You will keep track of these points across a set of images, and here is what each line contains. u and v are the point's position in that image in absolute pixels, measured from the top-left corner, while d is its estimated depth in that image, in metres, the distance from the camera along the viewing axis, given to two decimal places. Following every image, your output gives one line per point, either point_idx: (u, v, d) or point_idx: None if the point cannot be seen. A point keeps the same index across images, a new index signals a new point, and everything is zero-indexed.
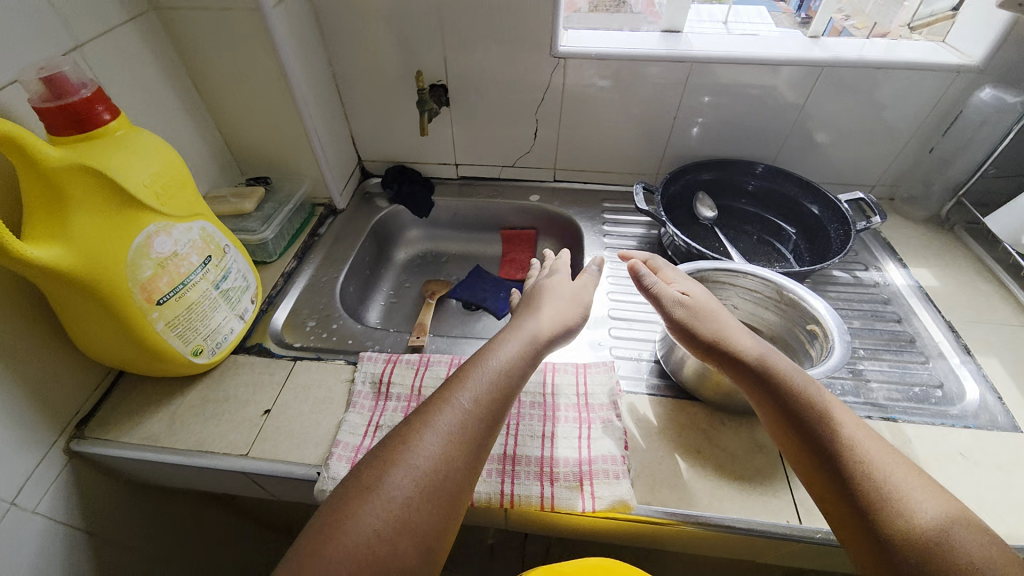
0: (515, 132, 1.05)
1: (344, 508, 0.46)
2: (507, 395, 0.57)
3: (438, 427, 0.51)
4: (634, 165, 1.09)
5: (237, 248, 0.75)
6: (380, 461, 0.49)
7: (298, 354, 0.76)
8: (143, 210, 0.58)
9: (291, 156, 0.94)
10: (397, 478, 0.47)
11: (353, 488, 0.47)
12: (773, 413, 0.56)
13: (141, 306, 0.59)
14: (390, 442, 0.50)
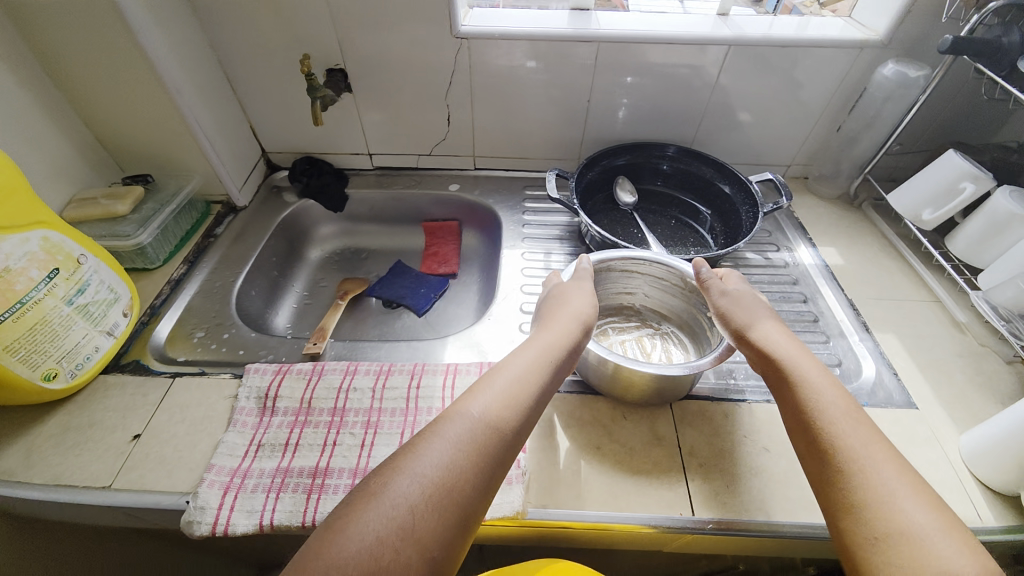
0: (427, 119, 0.99)
1: (365, 498, 0.42)
2: (535, 409, 0.52)
3: (451, 434, 0.46)
4: (554, 150, 1.05)
5: (98, 257, 0.67)
6: (404, 454, 0.45)
7: (181, 370, 0.70)
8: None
9: (175, 151, 0.86)
10: (421, 475, 0.43)
11: (382, 479, 0.43)
12: (783, 395, 0.55)
13: None
14: (426, 432, 0.47)
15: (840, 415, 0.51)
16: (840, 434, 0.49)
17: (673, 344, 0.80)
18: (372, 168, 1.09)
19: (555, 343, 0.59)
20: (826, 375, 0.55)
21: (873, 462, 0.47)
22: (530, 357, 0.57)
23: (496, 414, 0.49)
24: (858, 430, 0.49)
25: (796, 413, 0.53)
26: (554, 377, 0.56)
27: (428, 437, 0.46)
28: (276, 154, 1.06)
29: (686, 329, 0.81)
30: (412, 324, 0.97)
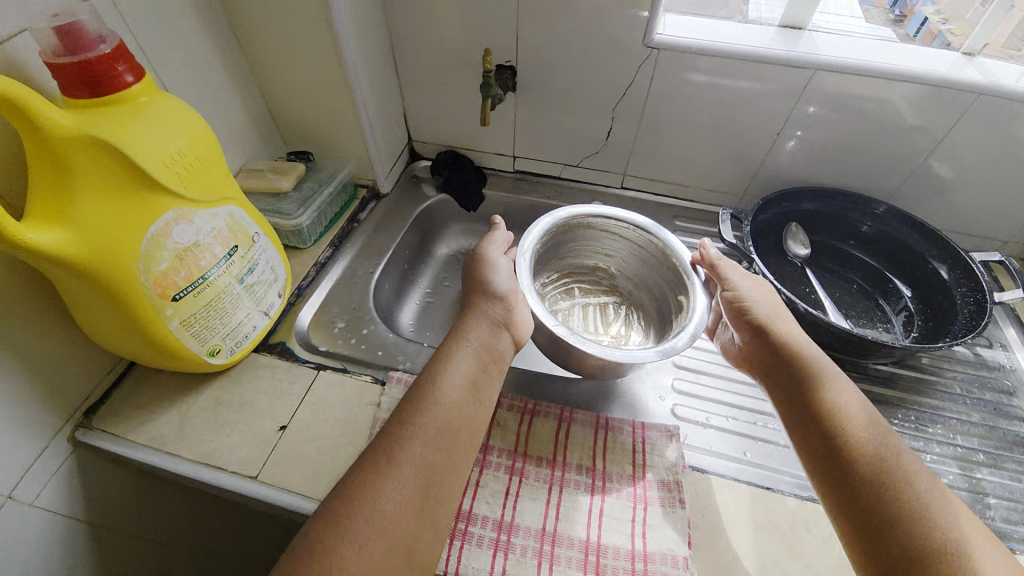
0: (586, 129, 0.91)
1: (358, 476, 0.46)
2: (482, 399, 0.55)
3: (422, 425, 0.50)
4: (717, 182, 0.94)
5: (266, 234, 0.66)
6: (389, 434, 0.50)
7: (324, 363, 0.68)
8: (163, 193, 0.49)
9: (336, 131, 0.84)
10: (411, 453, 0.48)
11: (359, 467, 0.47)
12: (813, 433, 0.54)
13: (154, 302, 0.51)
14: (398, 413, 0.51)
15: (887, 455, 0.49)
16: (898, 480, 0.48)
17: (633, 318, 0.83)
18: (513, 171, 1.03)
19: (484, 330, 0.60)
20: (858, 405, 0.54)
21: (928, 500, 0.46)
22: (472, 342, 0.59)
23: (450, 399, 0.53)
24: (921, 475, 0.48)
25: (835, 454, 0.51)
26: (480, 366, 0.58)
27: (410, 422, 0.50)
28: (421, 144, 1.03)
29: (654, 310, 0.81)
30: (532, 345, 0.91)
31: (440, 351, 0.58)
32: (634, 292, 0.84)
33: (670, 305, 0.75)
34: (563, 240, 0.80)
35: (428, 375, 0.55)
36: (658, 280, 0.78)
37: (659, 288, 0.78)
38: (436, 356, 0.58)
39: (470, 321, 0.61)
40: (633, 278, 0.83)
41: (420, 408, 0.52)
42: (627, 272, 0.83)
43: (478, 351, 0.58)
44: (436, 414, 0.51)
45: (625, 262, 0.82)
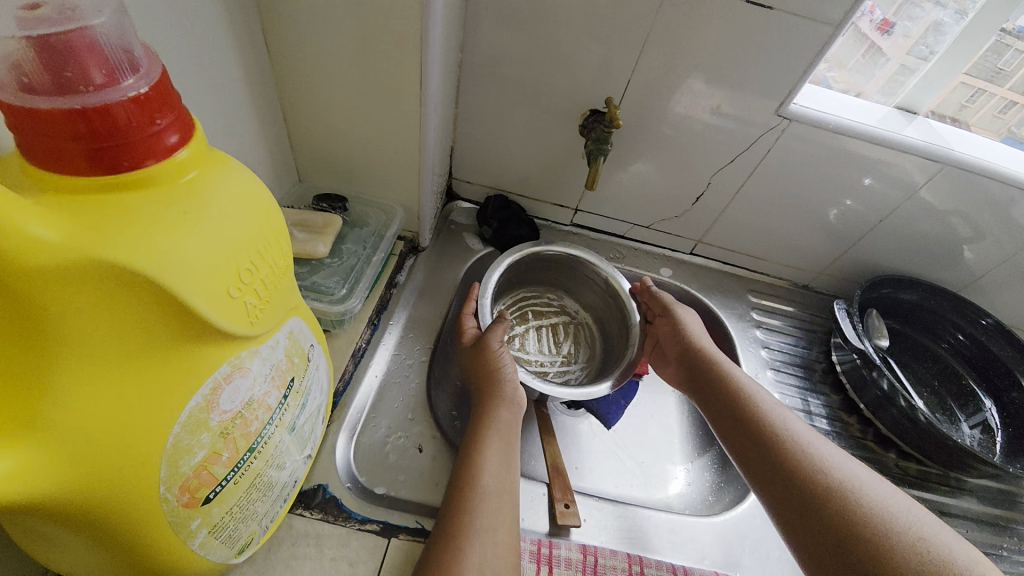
0: (672, 189, 0.79)
1: (436, 559, 0.43)
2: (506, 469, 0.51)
3: (447, 522, 0.46)
4: (797, 258, 0.86)
5: (318, 340, 0.44)
6: (453, 509, 0.47)
7: (393, 521, 0.48)
8: (213, 338, 0.27)
9: (383, 171, 0.63)
10: (480, 524, 0.45)
11: (441, 541, 0.44)
12: (745, 447, 0.55)
13: (176, 517, 0.29)
14: (454, 495, 0.48)
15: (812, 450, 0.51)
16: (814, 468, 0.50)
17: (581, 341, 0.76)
18: (570, 224, 0.88)
19: (512, 407, 0.57)
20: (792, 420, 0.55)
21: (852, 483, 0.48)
22: (506, 420, 0.56)
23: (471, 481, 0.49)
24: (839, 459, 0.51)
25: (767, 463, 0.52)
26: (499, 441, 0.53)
27: (471, 492, 0.48)
28: (463, 181, 0.83)
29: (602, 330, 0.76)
30: (600, 440, 0.75)
31: (475, 437, 0.54)
32: (589, 317, 0.77)
33: (622, 329, 0.70)
34: (519, 269, 0.73)
35: (468, 458, 0.52)
36: (614, 310, 0.72)
37: (612, 310, 0.72)
38: (473, 440, 0.54)
39: (498, 401, 0.57)
40: (583, 301, 0.77)
41: (474, 481, 0.49)
42: (579, 296, 0.77)
43: (501, 428, 0.55)
44: (490, 485, 0.49)
45: (578, 287, 0.76)
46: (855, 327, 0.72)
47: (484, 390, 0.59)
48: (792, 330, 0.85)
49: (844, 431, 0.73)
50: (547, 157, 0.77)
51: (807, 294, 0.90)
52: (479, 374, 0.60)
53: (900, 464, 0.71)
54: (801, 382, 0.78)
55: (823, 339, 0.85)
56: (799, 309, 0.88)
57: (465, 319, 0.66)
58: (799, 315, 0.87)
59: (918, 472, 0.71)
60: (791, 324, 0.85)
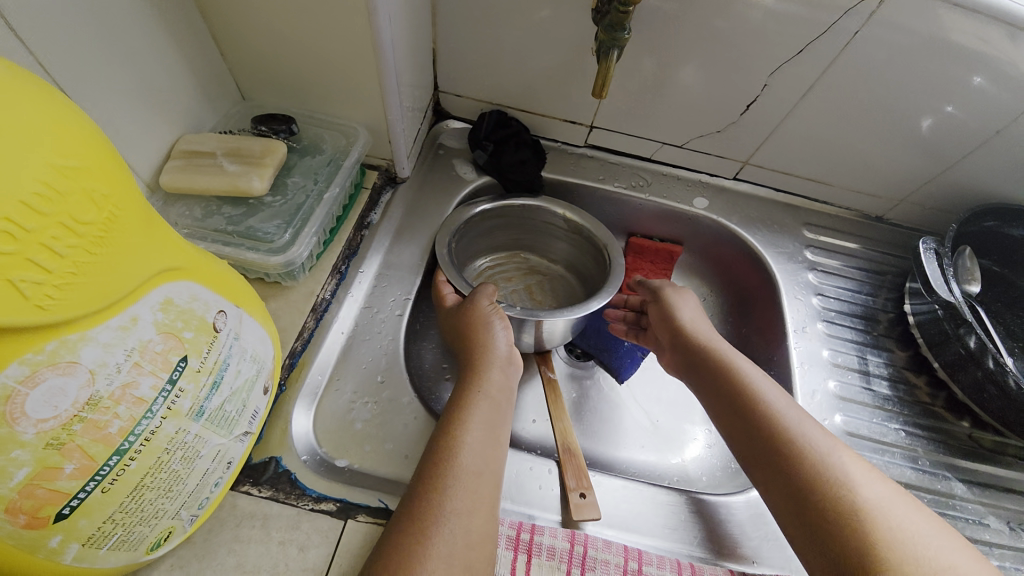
0: (714, 95, 0.61)
1: (401, 534, 0.36)
2: (494, 426, 0.44)
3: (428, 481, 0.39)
4: (872, 183, 0.68)
5: (237, 302, 0.36)
6: (425, 475, 0.39)
7: (352, 499, 0.42)
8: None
9: (337, 83, 0.51)
10: (457, 498, 0.38)
11: (406, 512, 0.37)
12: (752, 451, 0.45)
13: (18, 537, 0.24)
14: (429, 461, 0.40)
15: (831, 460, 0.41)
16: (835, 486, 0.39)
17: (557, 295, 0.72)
18: (583, 144, 0.72)
19: (499, 371, 0.49)
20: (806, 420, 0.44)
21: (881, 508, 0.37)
22: (493, 384, 0.47)
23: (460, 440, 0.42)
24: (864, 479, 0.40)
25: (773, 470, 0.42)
26: (487, 397, 0.46)
27: (451, 458, 0.40)
28: (453, 95, 0.69)
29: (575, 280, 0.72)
30: (609, 398, 0.66)
31: (457, 400, 0.46)
32: (563, 269, 0.73)
33: (599, 265, 0.66)
34: (486, 226, 0.68)
35: (447, 422, 0.43)
36: (583, 256, 0.69)
37: (584, 252, 0.68)
38: (455, 404, 0.45)
39: (488, 362, 0.49)
40: (551, 255, 0.73)
41: (452, 447, 0.41)
42: (545, 251, 0.73)
43: (490, 392, 0.47)
44: (472, 455, 0.41)
45: (544, 241, 0.72)
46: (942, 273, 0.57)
47: (470, 351, 0.50)
48: (855, 274, 0.69)
49: (908, 397, 0.60)
50: (552, 58, 0.61)
51: (879, 227, 0.73)
52: (463, 335, 0.52)
53: (978, 437, 0.59)
54: (861, 336, 0.64)
55: (894, 285, 0.69)
56: (867, 246, 0.71)
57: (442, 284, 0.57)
58: (866, 255, 0.71)
59: (994, 443, 0.58)
60: (853, 266, 0.70)
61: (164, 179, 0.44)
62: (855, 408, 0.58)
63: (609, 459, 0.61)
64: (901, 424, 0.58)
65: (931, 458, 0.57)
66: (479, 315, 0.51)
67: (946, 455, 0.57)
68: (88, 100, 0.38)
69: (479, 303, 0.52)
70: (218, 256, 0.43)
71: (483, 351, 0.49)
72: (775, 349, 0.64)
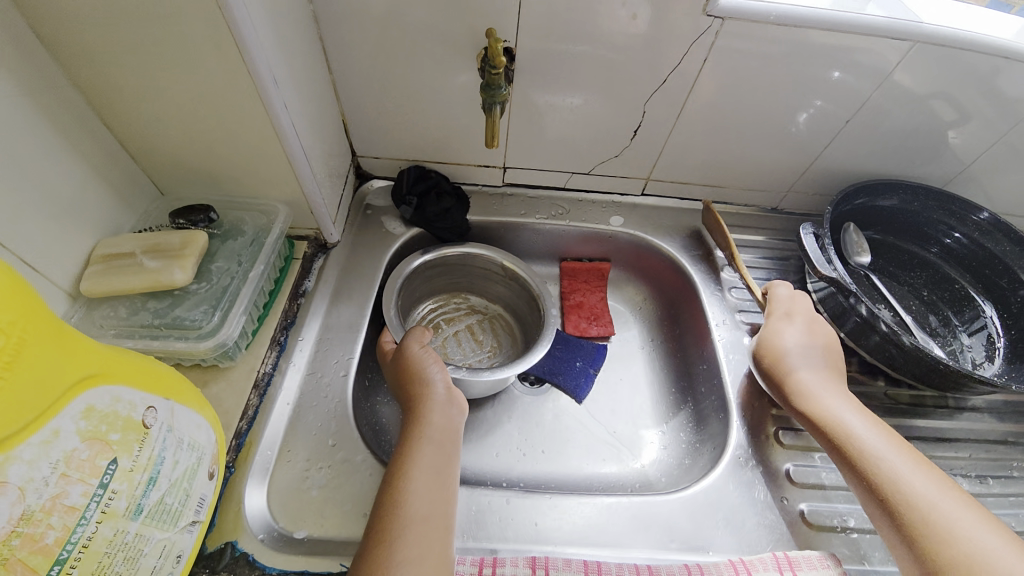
0: (605, 125, 0.68)
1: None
2: (442, 465, 0.46)
3: (376, 535, 0.41)
4: (760, 180, 0.76)
5: (165, 395, 0.37)
6: (374, 531, 0.41)
7: (314, 569, 0.43)
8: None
9: (251, 169, 0.54)
10: (407, 548, 0.40)
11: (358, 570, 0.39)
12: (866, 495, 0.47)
13: None
14: (377, 517, 0.42)
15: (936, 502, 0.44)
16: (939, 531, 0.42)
17: (500, 329, 0.75)
18: (502, 184, 0.77)
19: (439, 409, 0.50)
20: (910, 466, 0.47)
21: (984, 550, 0.40)
22: (436, 424, 0.49)
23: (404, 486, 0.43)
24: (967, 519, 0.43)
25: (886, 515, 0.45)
26: (434, 434, 0.48)
27: (396, 511, 0.42)
28: (371, 158, 0.73)
29: (513, 312, 0.76)
30: (565, 417, 0.68)
31: (400, 449, 0.47)
32: (499, 307, 0.77)
33: (534, 310, 0.71)
34: (420, 278, 0.71)
35: (392, 473, 0.45)
36: (516, 290, 0.73)
37: (519, 295, 0.73)
38: (399, 452, 0.47)
39: (430, 402, 0.50)
40: (490, 295, 0.77)
41: (398, 499, 0.43)
42: (484, 291, 0.77)
43: (435, 433, 0.48)
44: (418, 502, 0.43)
45: (482, 283, 0.76)
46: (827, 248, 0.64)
47: (410, 395, 0.52)
48: (764, 263, 0.76)
49: None
50: (455, 114, 0.66)
51: (776, 218, 0.81)
52: (401, 380, 0.53)
53: (894, 394, 0.65)
54: None
55: (798, 267, 0.76)
56: (770, 237, 0.79)
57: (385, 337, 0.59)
58: (770, 244, 0.78)
59: (909, 398, 0.64)
60: (761, 256, 0.77)
61: (84, 285, 0.45)
62: None
63: (573, 477, 0.63)
64: None
65: None
66: (414, 359, 0.53)
67: None
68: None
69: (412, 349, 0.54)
70: (146, 350, 0.44)
71: (421, 393, 0.51)
72: (705, 344, 0.68)
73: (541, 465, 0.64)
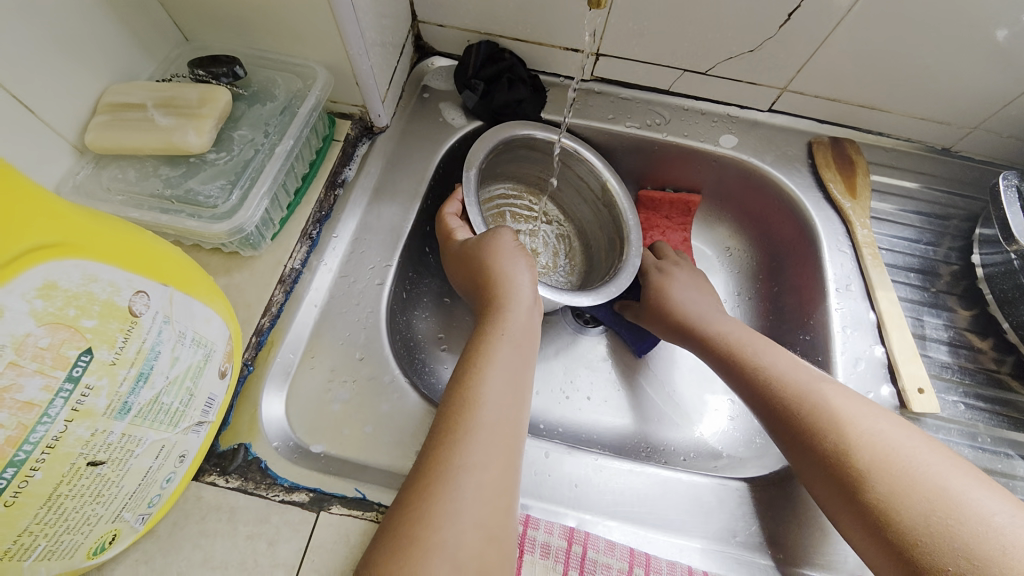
0: (750, 7, 0.50)
1: (412, 493, 0.33)
2: (522, 355, 0.42)
3: (450, 414, 0.37)
4: (942, 107, 0.56)
5: (164, 281, 0.31)
6: (435, 430, 0.36)
7: (327, 490, 0.39)
8: None
9: (282, 14, 0.42)
10: (469, 455, 0.35)
11: (430, 449, 0.35)
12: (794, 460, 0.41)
13: None
14: (443, 413, 0.37)
15: (915, 457, 0.36)
16: (954, 515, 0.33)
17: (566, 250, 0.65)
18: (590, 78, 0.62)
19: (518, 316, 0.44)
20: (843, 416, 0.40)
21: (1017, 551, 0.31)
22: (511, 330, 0.42)
23: (480, 370, 0.39)
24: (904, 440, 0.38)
25: (824, 470, 0.39)
26: (517, 322, 0.43)
27: (461, 416, 0.36)
28: (433, 25, 0.59)
29: (586, 236, 0.65)
30: (618, 367, 0.60)
31: (469, 348, 0.41)
32: (570, 225, 0.66)
33: (612, 248, 0.60)
34: (501, 159, 0.61)
35: (460, 373, 0.39)
36: (601, 211, 0.62)
37: (603, 224, 0.62)
38: (468, 353, 0.41)
39: (511, 291, 0.45)
40: (569, 211, 0.66)
41: (466, 403, 0.37)
42: (563, 200, 0.66)
43: (514, 326, 0.43)
44: (486, 412, 0.37)
45: (569, 195, 0.65)
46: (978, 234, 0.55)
47: (487, 292, 0.46)
48: (916, 220, 0.59)
49: (970, 363, 0.52)
50: None
51: (945, 162, 0.61)
52: (477, 275, 0.47)
53: None
54: (919, 294, 0.55)
55: (961, 231, 0.58)
56: (929, 186, 0.60)
57: (447, 219, 0.53)
58: (927, 196, 0.60)
59: None
60: (915, 212, 0.59)
61: (89, 138, 0.38)
62: (917, 370, 0.49)
63: (618, 434, 0.56)
64: (962, 397, 0.51)
65: (992, 433, 0.49)
66: (498, 244, 0.47)
67: (1012, 431, 0.49)
68: None
69: (500, 238, 0.48)
70: (154, 225, 0.38)
71: (503, 281, 0.46)
72: (813, 310, 0.56)
73: (581, 413, 0.56)
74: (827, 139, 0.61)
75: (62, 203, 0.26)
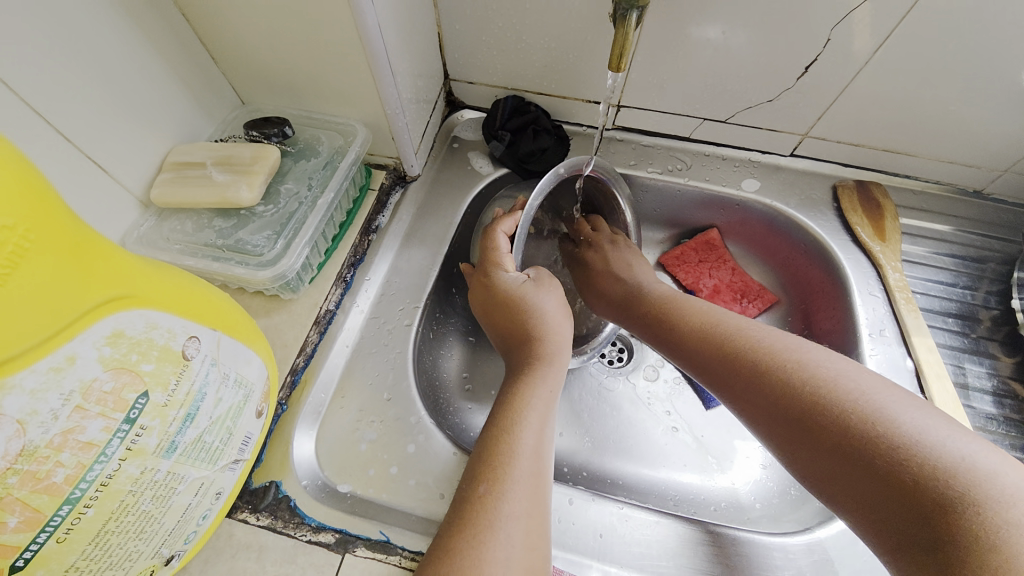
0: (765, 61, 0.52)
1: (454, 539, 0.31)
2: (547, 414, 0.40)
3: (491, 458, 0.35)
4: (971, 151, 0.55)
5: (214, 326, 0.33)
6: (474, 473, 0.35)
7: (352, 531, 0.39)
8: None
9: (327, 82, 0.47)
10: (515, 500, 0.33)
11: (471, 494, 0.34)
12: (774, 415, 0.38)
13: None
14: (480, 456, 0.36)
15: (907, 414, 0.33)
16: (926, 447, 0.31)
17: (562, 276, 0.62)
18: (611, 127, 0.65)
19: (563, 371, 0.44)
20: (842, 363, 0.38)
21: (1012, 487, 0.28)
22: (555, 385, 0.42)
23: (509, 421, 0.38)
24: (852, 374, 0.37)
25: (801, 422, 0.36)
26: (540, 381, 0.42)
27: (507, 458, 0.35)
28: (465, 82, 0.63)
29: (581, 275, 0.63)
30: (642, 410, 0.59)
31: (509, 395, 0.41)
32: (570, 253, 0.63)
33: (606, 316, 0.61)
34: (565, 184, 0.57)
35: (500, 420, 0.38)
36: None
37: None
38: (505, 399, 0.41)
39: (545, 340, 0.46)
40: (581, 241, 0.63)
41: (509, 448, 0.36)
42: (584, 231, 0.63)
43: (552, 382, 0.43)
44: (528, 458, 0.36)
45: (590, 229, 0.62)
46: (1015, 279, 0.55)
47: (522, 341, 0.46)
48: (949, 263, 0.57)
49: (1015, 415, 0.50)
50: (568, 36, 0.53)
51: (976, 204, 0.60)
52: (511, 320, 0.48)
53: None
54: (961, 341, 0.54)
55: (998, 275, 0.57)
56: (961, 229, 0.59)
57: (498, 237, 0.51)
58: (961, 239, 0.59)
59: None
60: (949, 256, 0.58)
61: (154, 194, 0.42)
62: None
63: (643, 479, 0.54)
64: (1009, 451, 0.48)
65: None
66: (538, 305, 0.48)
67: None
68: (66, 121, 0.36)
69: (551, 292, 0.50)
70: (206, 271, 0.42)
71: (535, 344, 0.45)
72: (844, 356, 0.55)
73: (608, 459, 0.56)
74: (852, 183, 0.61)
75: (128, 258, 0.29)
